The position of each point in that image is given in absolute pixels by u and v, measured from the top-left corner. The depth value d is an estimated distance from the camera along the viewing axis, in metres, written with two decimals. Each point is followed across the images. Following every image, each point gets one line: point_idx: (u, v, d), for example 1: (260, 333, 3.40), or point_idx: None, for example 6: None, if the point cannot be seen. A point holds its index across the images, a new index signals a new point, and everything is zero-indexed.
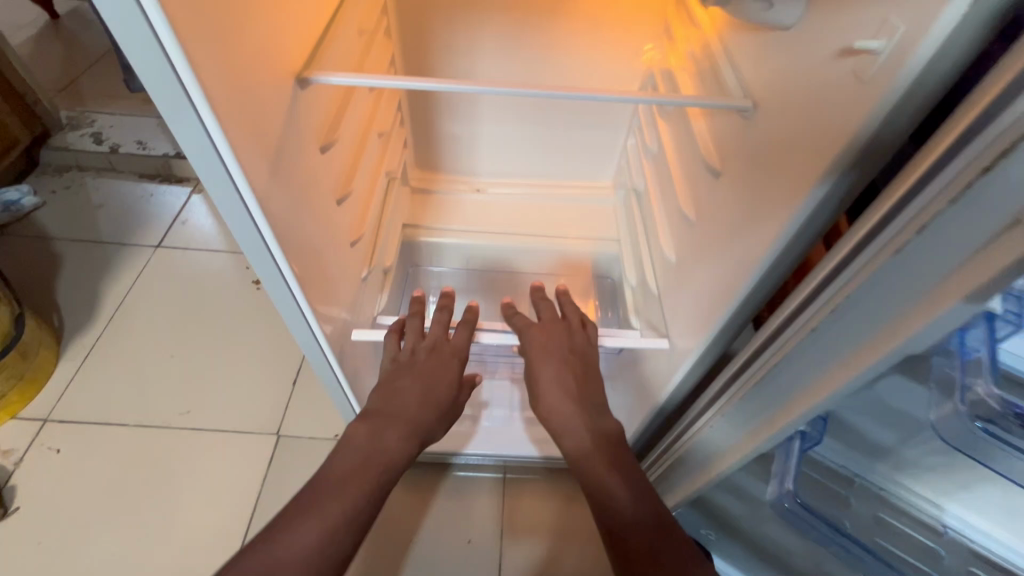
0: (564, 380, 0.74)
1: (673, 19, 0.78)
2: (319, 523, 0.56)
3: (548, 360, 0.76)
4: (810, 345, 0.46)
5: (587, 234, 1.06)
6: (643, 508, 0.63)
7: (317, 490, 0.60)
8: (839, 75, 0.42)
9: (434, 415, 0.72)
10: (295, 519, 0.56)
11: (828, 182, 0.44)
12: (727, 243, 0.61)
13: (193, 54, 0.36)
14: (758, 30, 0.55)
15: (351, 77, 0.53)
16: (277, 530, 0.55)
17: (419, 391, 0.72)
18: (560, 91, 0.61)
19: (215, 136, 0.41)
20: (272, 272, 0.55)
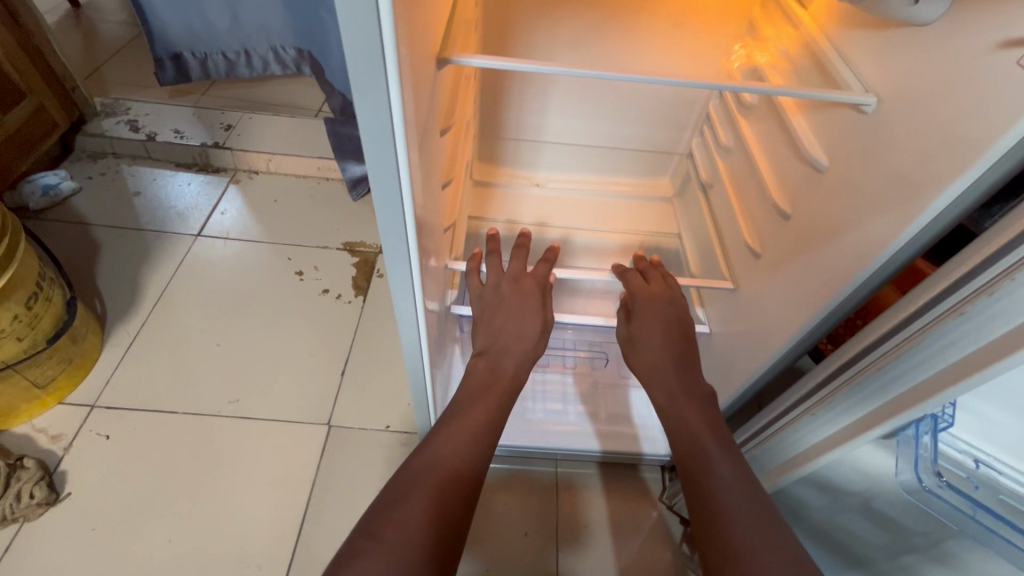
0: (667, 343, 0.75)
1: (762, 18, 0.81)
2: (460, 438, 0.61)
3: (654, 323, 0.77)
4: (954, 330, 0.47)
5: (650, 230, 1.07)
6: (735, 466, 0.63)
7: (456, 406, 0.66)
8: (998, 68, 0.44)
9: (529, 341, 0.73)
10: (445, 429, 0.62)
11: (977, 172, 0.45)
12: (830, 235, 0.63)
13: (397, 20, 0.37)
14: (881, 28, 0.56)
15: (490, 60, 0.56)
16: (431, 439, 0.62)
17: (515, 325, 0.73)
18: (675, 81, 0.62)
19: (395, 105, 0.42)
20: (399, 246, 0.56)
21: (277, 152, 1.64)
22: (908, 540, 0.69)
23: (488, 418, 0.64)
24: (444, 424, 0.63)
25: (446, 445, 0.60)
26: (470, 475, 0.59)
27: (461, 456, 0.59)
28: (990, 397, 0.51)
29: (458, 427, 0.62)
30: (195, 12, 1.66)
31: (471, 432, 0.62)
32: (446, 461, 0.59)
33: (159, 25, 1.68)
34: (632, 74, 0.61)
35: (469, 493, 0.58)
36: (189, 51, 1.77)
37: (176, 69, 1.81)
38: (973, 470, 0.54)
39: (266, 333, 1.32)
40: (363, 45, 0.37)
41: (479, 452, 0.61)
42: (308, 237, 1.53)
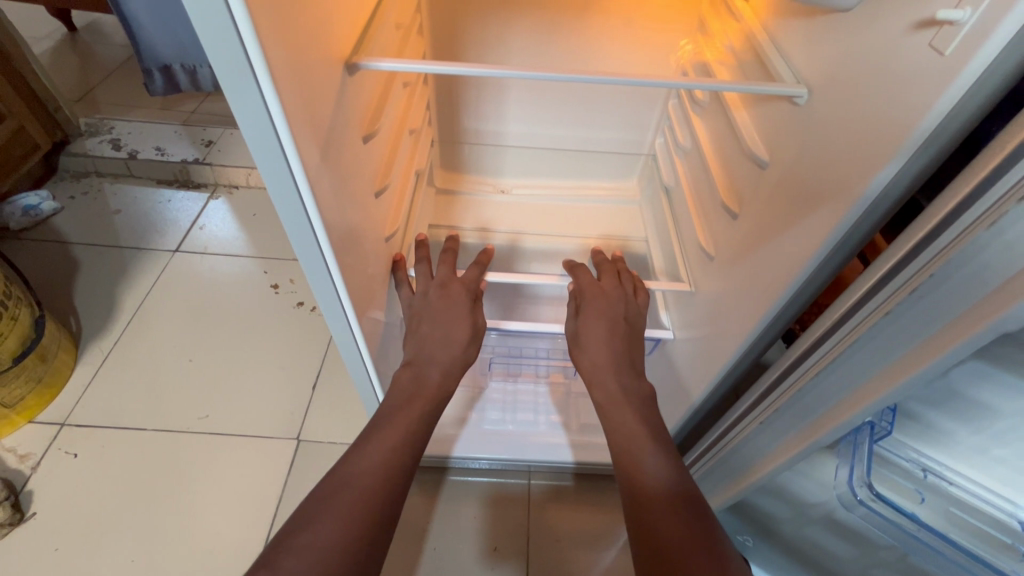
0: (613, 342, 0.72)
1: (709, 14, 0.79)
2: (386, 446, 0.60)
3: (601, 321, 0.74)
4: (885, 329, 0.45)
5: (615, 234, 1.05)
6: (668, 464, 0.61)
7: (379, 421, 0.64)
8: (912, 52, 0.41)
9: (458, 346, 0.72)
10: (365, 447, 0.60)
11: (900, 163, 0.43)
12: (774, 234, 0.60)
13: (258, 20, 0.36)
14: (809, 17, 0.54)
15: (400, 63, 0.53)
16: (350, 458, 0.59)
17: (442, 334, 0.72)
18: (603, 78, 0.60)
19: (275, 110, 0.40)
20: (316, 258, 0.54)
21: (256, 167, 1.65)
22: (878, 554, 0.66)
23: (409, 434, 0.63)
24: (364, 441, 0.61)
25: (363, 466, 0.58)
26: (389, 495, 0.57)
27: (378, 473, 0.58)
28: (933, 402, 0.47)
29: (379, 442, 0.61)
30: (180, 24, 1.69)
31: (392, 447, 0.60)
32: (363, 479, 0.56)
33: (147, 39, 1.70)
34: (558, 73, 0.59)
35: (385, 511, 0.55)
36: (178, 63, 1.79)
37: (165, 79, 1.83)
38: (921, 479, 0.51)
39: (239, 347, 1.31)
40: (225, 49, 0.36)
41: (399, 470, 0.59)
42: (286, 250, 1.53)
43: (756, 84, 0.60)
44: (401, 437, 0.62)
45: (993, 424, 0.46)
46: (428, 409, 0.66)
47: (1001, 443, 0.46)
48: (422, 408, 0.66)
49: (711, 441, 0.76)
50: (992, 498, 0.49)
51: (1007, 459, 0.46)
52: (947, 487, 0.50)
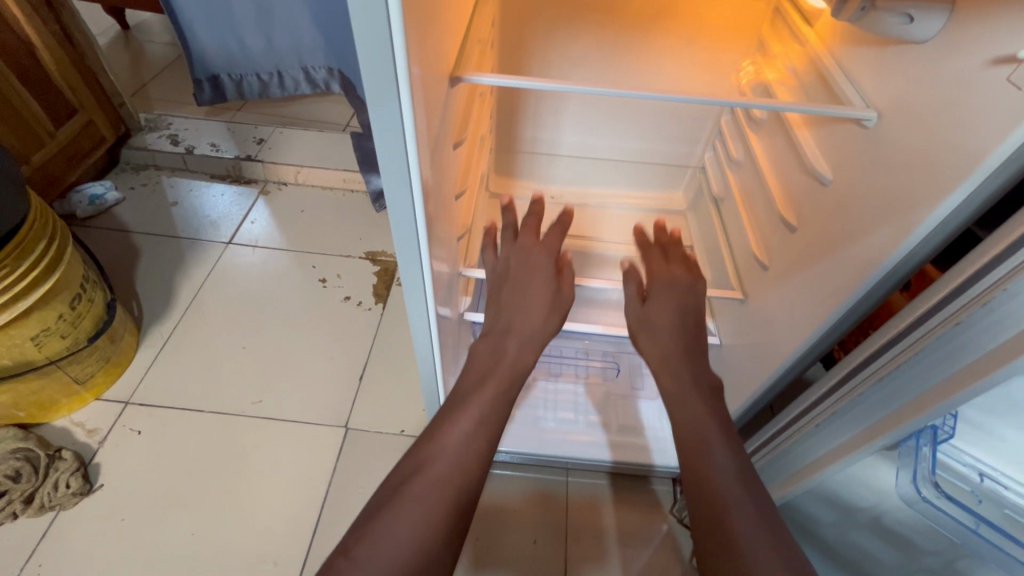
0: (679, 333, 0.76)
1: (771, 35, 0.83)
2: (460, 434, 0.62)
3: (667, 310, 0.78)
4: (953, 339, 0.48)
5: None
6: (735, 461, 0.62)
7: (452, 407, 0.65)
8: (989, 85, 0.45)
9: (538, 314, 0.75)
10: (440, 437, 0.62)
11: (969, 188, 0.46)
12: (832, 249, 0.64)
13: (407, 40, 0.40)
14: (881, 46, 0.58)
15: (498, 78, 0.58)
16: (426, 447, 0.62)
17: (519, 304, 0.75)
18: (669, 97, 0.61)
19: (405, 118, 0.45)
20: (411, 254, 0.59)
21: (305, 165, 1.71)
22: (922, 560, 0.69)
23: (484, 427, 0.64)
24: (440, 429, 0.63)
25: (440, 459, 0.61)
26: (461, 485, 0.60)
27: (452, 463, 0.60)
28: (993, 409, 0.50)
29: (454, 429, 0.63)
30: (232, 35, 1.76)
31: (467, 434, 0.63)
32: (437, 470, 0.60)
33: (200, 49, 1.78)
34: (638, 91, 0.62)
35: (459, 501, 0.59)
36: (226, 72, 1.87)
37: (213, 89, 1.90)
38: (977, 484, 0.54)
39: (289, 337, 1.37)
40: (377, 65, 0.41)
41: (473, 463, 0.62)
42: (333, 246, 1.59)
43: (823, 106, 0.64)
44: (475, 432, 0.63)
45: None
46: (501, 398, 0.67)
47: None
48: (494, 398, 0.67)
49: (760, 442, 0.80)
50: None
51: None
52: (1003, 492, 0.53)
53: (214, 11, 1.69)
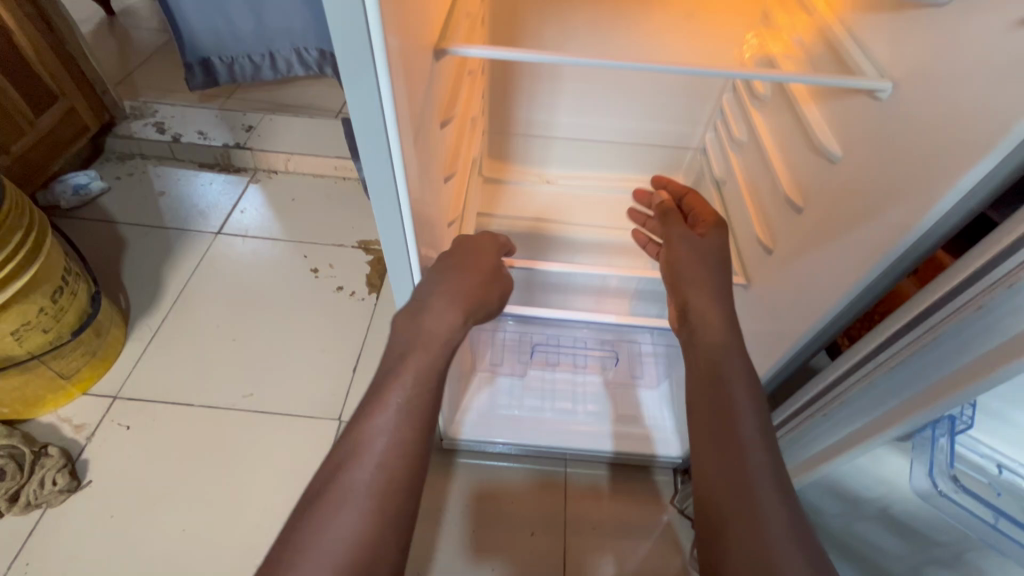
0: (711, 296, 0.63)
1: (776, 6, 0.79)
2: (394, 416, 0.51)
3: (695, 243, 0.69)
4: (972, 325, 0.45)
5: None
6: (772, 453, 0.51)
7: (373, 395, 0.53)
8: (1019, 49, 0.41)
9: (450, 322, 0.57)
10: (360, 431, 0.50)
11: (994, 161, 0.43)
12: (842, 230, 0.60)
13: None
14: (897, 12, 0.54)
15: (486, 49, 0.54)
16: (345, 450, 0.50)
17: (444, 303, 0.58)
18: (672, 68, 0.57)
19: (384, 91, 0.42)
20: (397, 240, 0.56)
21: (295, 152, 1.67)
22: (932, 552, 0.66)
23: (411, 419, 0.52)
24: (359, 426, 0.51)
25: (362, 460, 0.49)
26: (404, 476, 0.49)
27: (390, 452, 0.49)
28: (1014, 398, 0.47)
29: (386, 410, 0.51)
30: (221, 13, 1.72)
31: (403, 416, 0.51)
32: (371, 462, 0.48)
33: (189, 30, 1.74)
34: (638, 62, 0.58)
35: (389, 507, 0.47)
36: (217, 56, 1.82)
37: (205, 73, 1.84)
38: (996, 477, 0.51)
39: (281, 329, 1.34)
40: (348, 33, 0.38)
41: (403, 461, 0.49)
42: (325, 235, 1.55)
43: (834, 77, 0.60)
44: (402, 425, 0.51)
45: None
46: (430, 376, 0.55)
47: None
48: (422, 377, 0.54)
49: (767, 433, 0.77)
50: None
51: None
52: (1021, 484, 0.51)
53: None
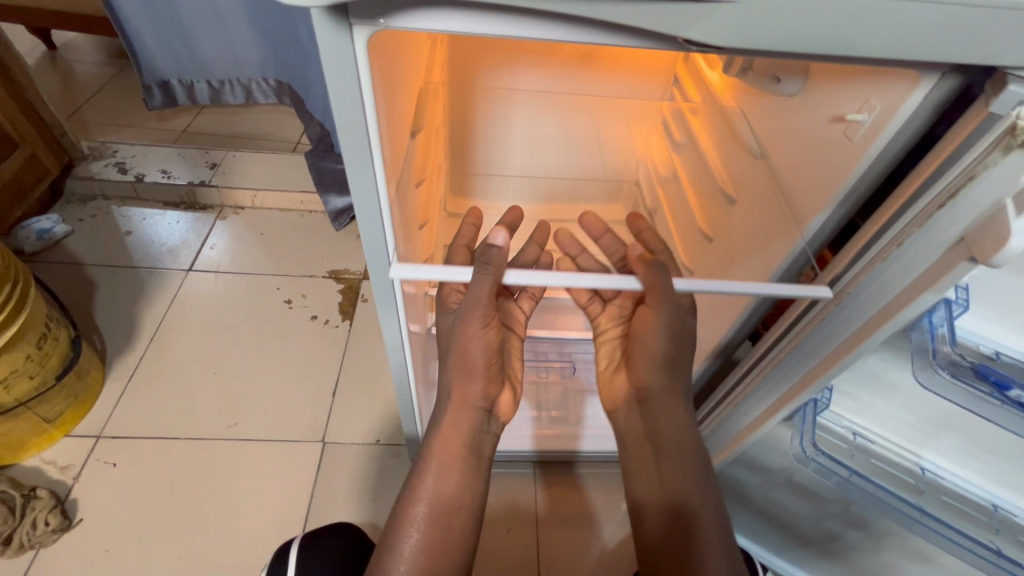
0: (693, 456, 0.74)
1: (682, 72, 0.98)
2: (438, 484, 0.71)
3: (667, 379, 0.75)
4: (822, 330, 0.62)
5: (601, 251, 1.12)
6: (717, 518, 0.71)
7: (401, 511, 0.71)
8: (832, 133, 0.59)
9: (478, 380, 0.73)
10: (411, 496, 0.71)
11: (829, 210, 0.60)
12: (744, 255, 0.76)
13: (376, 100, 0.51)
14: (754, 92, 0.72)
15: (413, 271, 0.62)
16: (400, 509, 0.71)
17: (471, 364, 0.72)
18: (587, 279, 0.63)
19: (377, 164, 0.55)
20: (386, 281, 0.68)
21: (261, 188, 1.74)
22: (825, 507, 0.84)
23: (448, 484, 0.72)
24: (394, 541, 0.69)
25: (414, 516, 0.69)
26: (449, 527, 0.70)
27: (435, 510, 0.70)
28: (859, 382, 0.64)
29: (430, 479, 0.71)
30: (183, 41, 1.76)
31: (444, 482, 0.72)
32: (421, 521, 0.69)
33: (148, 55, 1.78)
34: (564, 276, 0.62)
35: (441, 548, 0.68)
36: (176, 78, 1.86)
37: (164, 94, 1.90)
38: (853, 442, 0.67)
39: (260, 360, 1.41)
40: (353, 130, 0.51)
41: (446, 514, 0.70)
42: (295, 266, 1.63)
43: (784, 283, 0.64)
44: (438, 489, 0.71)
45: (898, 395, 0.63)
46: (461, 443, 0.74)
47: (904, 411, 0.64)
48: (454, 446, 0.73)
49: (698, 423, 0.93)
50: (900, 452, 0.67)
51: (910, 424, 0.65)
52: (869, 447, 0.67)
53: (161, 14, 1.68)
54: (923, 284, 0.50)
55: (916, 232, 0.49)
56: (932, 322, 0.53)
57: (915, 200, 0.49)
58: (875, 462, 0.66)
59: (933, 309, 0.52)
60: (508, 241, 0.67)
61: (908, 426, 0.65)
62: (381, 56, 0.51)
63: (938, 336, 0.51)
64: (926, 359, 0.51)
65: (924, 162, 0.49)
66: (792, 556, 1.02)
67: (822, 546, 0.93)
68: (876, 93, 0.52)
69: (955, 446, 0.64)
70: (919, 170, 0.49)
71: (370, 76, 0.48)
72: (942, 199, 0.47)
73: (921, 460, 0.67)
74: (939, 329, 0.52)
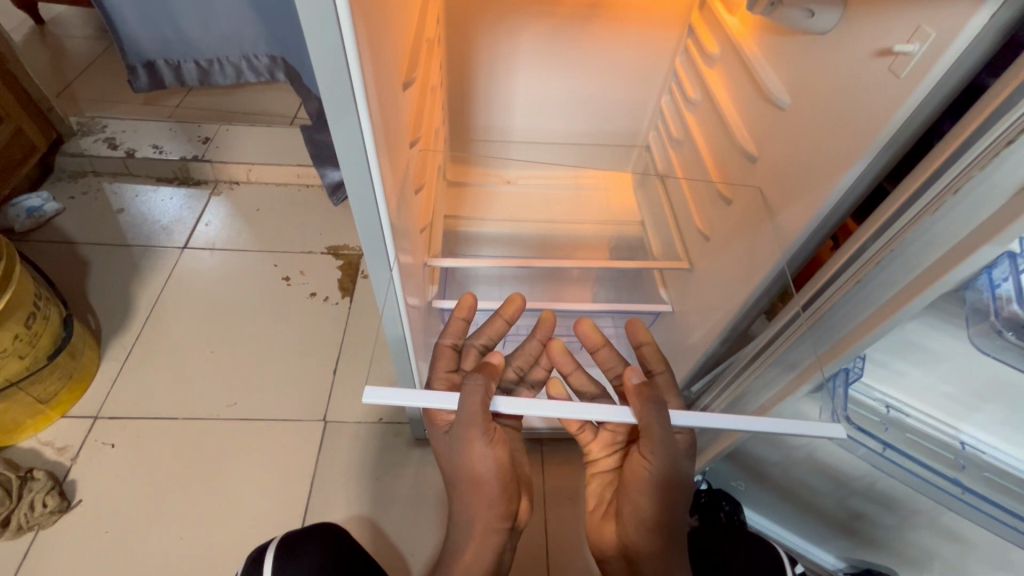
0: None
1: (697, 22, 0.90)
2: None
3: (659, 541, 0.59)
4: (856, 295, 0.56)
5: (605, 222, 1.07)
6: None
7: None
8: (875, 70, 0.52)
9: (493, 511, 0.61)
10: None
11: (865, 162, 0.54)
12: (766, 217, 0.71)
13: (361, 48, 0.44)
14: (785, 34, 0.66)
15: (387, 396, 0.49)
16: None
17: (475, 499, 0.60)
18: (591, 412, 0.51)
19: (366, 130, 0.49)
20: (379, 249, 0.63)
21: (256, 162, 1.68)
22: (850, 485, 0.80)
23: None
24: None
25: None
26: None
27: None
28: (895, 351, 0.59)
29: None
30: (168, 20, 1.67)
31: None
32: None
33: (130, 34, 1.69)
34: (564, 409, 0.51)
35: None
36: (161, 59, 1.79)
37: (149, 75, 1.83)
38: (885, 415, 0.62)
39: (258, 339, 1.37)
40: (333, 78, 0.45)
41: None
42: (293, 243, 1.58)
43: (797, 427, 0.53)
44: None
45: (937, 365, 0.58)
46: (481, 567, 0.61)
47: (942, 382, 0.59)
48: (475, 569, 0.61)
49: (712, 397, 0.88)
50: (937, 426, 0.62)
51: (949, 395, 0.60)
52: (902, 421, 0.62)
53: None
54: (980, 237, 0.44)
55: (975, 175, 0.43)
56: (993, 278, 0.47)
57: (976, 140, 0.43)
58: (911, 437, 0.60)
59: (995, 266, 0.46)
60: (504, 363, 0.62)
61: (947, 399, 0.60)
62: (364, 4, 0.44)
63: (1001, 295, 0.46)
64: (988, 321, 0.47)
65: (986, 96, 0.42)
66: (810, 534, 0.98)
67: (843, 525, 0.90)
68: (930, 18, 0.46)
69: (1000, 418, 0.58)
70: (980, 106, 0.43)
71: (352, 19, 0.41)
72: (1011, 135, 0.40)
73: (959, 433, 0.62)
74: (1002, 286, 0.46)
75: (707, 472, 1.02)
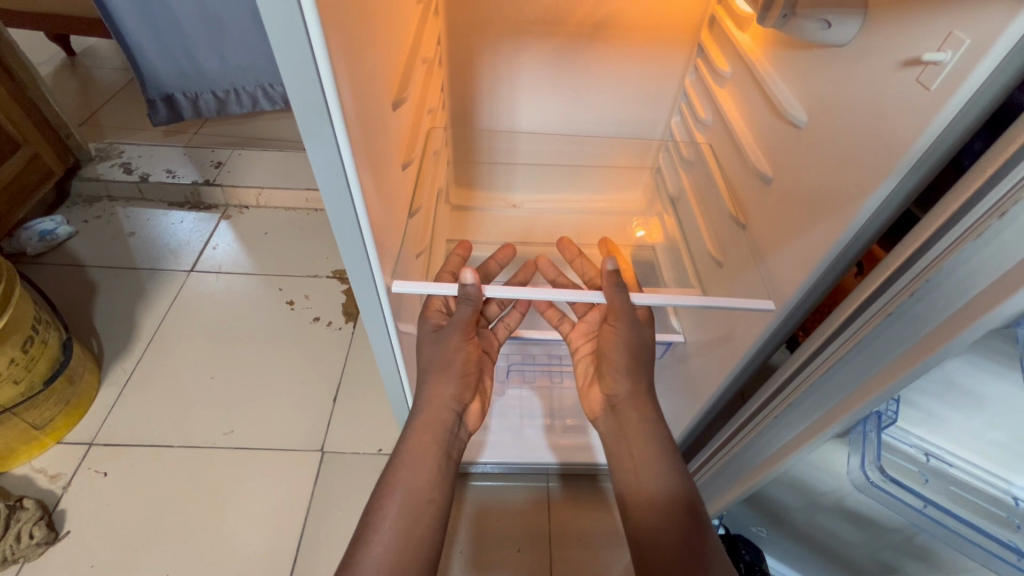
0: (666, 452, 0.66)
1: (706, 40, 0.88)
2: (424, 453, 0.66)
3: (631, 380, 0.70)
4: (889, 328, 0.50)
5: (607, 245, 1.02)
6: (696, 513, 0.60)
7: (374, 504, 0.62)
8: (901, 84, 0.48)
9: (455, 378, 0.70)
10: (393, 466, 0.65)
11: (894, 181, 0.48)
12: (782, 242, 0.65)
13: (336, 65, 0.41)
14: (800, 49, 0.62)
15: (417, 287, 0.62)
16: (380, 487, 0.63)
17: (442, 363, 0.70)
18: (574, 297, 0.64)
19: (345, 154, 0.46)
20: (364, 279, 0.59)
21: (266, 187, 1.69)
22: (885, 536, 0.72)
23: (427, 454, 0.66)
24: (363, 537, 0.59)
25: (399, 487, 0.63)
26: (433, 502, 0.63)
27: (421, 491, 0.63)
28: (935, 393, 0.53)
29: (420, 451, 0.66)
30: (185, 52, 1.70)
31: (431, 454, 0.66)
32: (404, 494, 0.62)
33: (151, 68, 1.71)
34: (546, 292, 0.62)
35: (419, 533, 0.60)
36: (180, 91, 1.80)
37: (168, 108, 1.83)
38: (924, 464, 0.57)
39: (259, 365, 1.34)
40: (308, 97, 0.41)
41: (429, 491, 0.64)
42: (298, 267, 1.57)
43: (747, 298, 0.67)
44: (420, 463, 0.65)
45: (984, 408, 0.51)
46: (441, 421, 0.69)
47: (991, 428, 0.52)
48: (437, 424, 0.69)
49: (726, 437, 0.81)
50: (987, 478, 0.55)
51: (999, 443, 0.53)
52: (947, 471, 0.56)
53: (162, 28, 1.63)
54: None
55: None
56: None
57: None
58: (954, 490, 0.55)
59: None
60: (475, 281, 0.63)
61: (998, 446, 0.53)
62: (341, 21, 0.41)
63: None
64: None
65: None
66: None
67: None
68: (962, 24, 0.42)
69: None
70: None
71: (325, 39, 0.38)
72: None
73: (1012, 487, 0.54)
74: None
75: (724, 515, 0.93)
